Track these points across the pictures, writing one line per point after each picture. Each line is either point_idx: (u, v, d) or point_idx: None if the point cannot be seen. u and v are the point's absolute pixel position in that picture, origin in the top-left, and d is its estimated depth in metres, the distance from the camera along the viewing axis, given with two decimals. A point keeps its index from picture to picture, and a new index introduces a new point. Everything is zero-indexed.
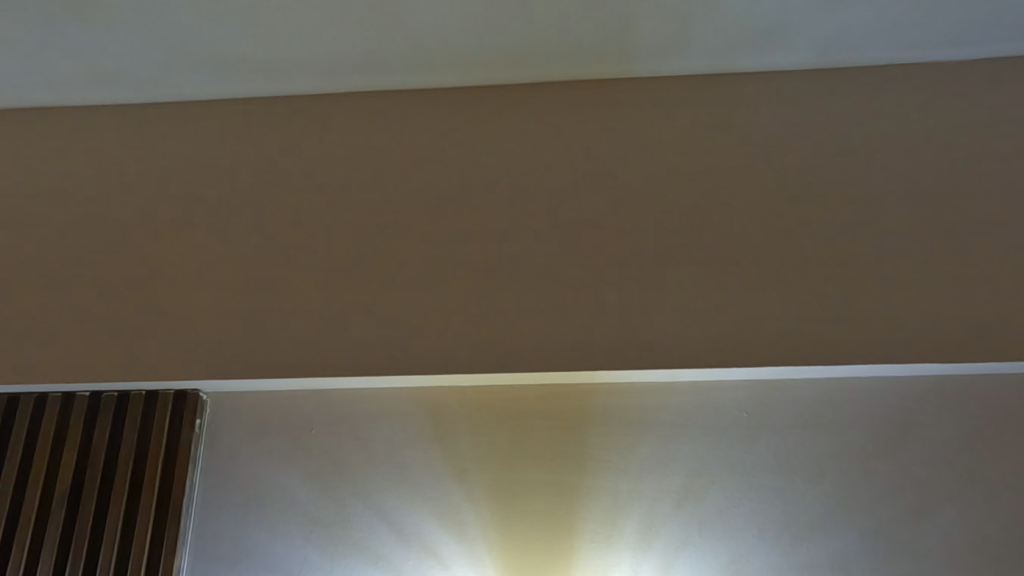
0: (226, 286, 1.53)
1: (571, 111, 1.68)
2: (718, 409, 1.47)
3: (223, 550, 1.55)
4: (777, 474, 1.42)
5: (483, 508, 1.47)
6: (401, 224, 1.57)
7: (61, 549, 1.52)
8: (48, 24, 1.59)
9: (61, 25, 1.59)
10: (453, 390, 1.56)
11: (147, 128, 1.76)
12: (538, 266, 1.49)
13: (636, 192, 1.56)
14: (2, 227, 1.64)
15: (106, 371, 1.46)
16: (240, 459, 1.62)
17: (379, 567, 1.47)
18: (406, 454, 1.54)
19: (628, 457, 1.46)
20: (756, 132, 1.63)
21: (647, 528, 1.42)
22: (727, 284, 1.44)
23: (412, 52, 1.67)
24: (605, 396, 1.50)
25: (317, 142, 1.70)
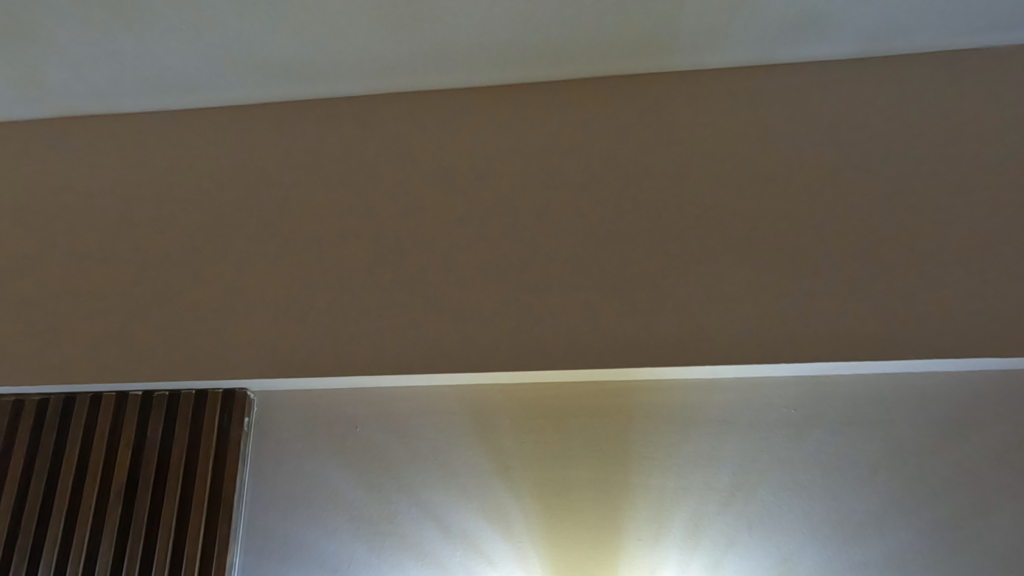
0: (277, 288, 1.63)
1: (600, 107, 1.73)
2: (739, 403, 1.60)
3: (277, 545, 1.62)
4: (794, 463, 1.55)
5: (524, 502, 1.59)
6: (441, 225, 1.64)
7: (121, 541, 1.61)
8: (102, 37, 1.70)
9: (113, 38, 1.70)
10: (496, 389, 1.66)
11: (193, 134, 1.87)
12: (575, 267, 1.54)
13: (668, 191, 1.61)
14: (67, 236, 1.78)
15: (174, 371, 1.58)
16: (291, 457, 1.69)
17: (427, 565, 1.58)
18: (449, 452, 1.64)
19: (657, 449, 1.59)
20: (783, 127, 1.66)
21: (694, 525, 1.54)
22: (760, 283, 1.49)
23: (446, 53, 1.72)
24: (644, 395, 1.61)
25: (354, 143, 1.78)
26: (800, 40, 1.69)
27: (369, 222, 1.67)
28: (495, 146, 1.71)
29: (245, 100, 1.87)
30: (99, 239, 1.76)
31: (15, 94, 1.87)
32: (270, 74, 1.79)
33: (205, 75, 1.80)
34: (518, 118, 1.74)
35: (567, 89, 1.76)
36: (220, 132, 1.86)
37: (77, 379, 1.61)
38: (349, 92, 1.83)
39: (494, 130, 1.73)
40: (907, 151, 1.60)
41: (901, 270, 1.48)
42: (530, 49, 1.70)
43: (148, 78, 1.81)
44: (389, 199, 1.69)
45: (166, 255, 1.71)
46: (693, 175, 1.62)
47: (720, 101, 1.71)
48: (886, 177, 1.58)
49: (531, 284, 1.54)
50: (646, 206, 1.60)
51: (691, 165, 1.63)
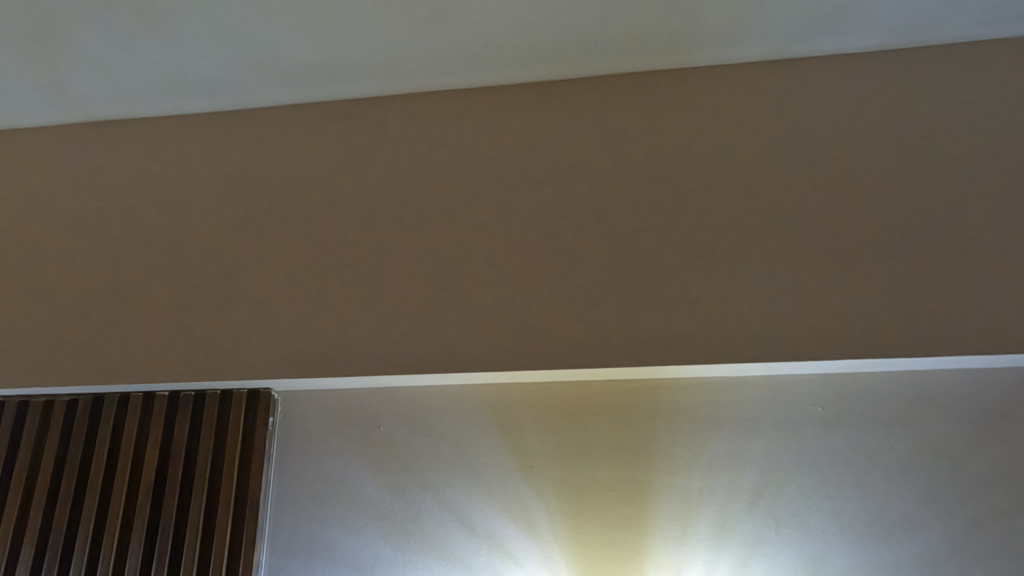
0: (300, 289, 1.64)
1: (620, 104, 1.72)
2: (766, 401, 1.58)
3: (303, 544, 1.64)
4: (822, 462, 1.53)
5: (548, 502, 1.58)
6: (463, 225, 1.64)
7: (151, 539, 1.63)
8: (125, 44, 1.71)
9: (136, 44, 1.72)
10: (519, 388, 1.66)
11: (214, 137, 1.88)
12: (597, 265, 1.54)
13: (691, 188, 1.59)
14: (94, 239, 1.80)
15: (201, 372, 1.60)
16: (316, 456, 1.70)
17: (452, 565, 1.58)
18: (473, 451, 1.64)
19: (682, 448, 1.57)
20: (806, 122, 1.64)
21: (722, 525, 1.52)
22: (786, 279, 1.47)
23: (465, 53, 1.72)
24: (668, 393, 1.61)
25: (374, 144, 1.78)
26: (826, 33, 1.66)
27: (391, 222, 1.67)
28: (515, 146, 1.71)
29: (267, 102, 1.88)
30: (125, 242, 1.79)
31: (42, 101, 1.90)
32: (292, 77, 1.80)
33: (227, 78, 1.81)
34: (537, 117, 1.74)
35: (588, 87, 1.75)
36: (241, 135, 1.87)
37: (106, 381, 1.63)
38: (370, 93, 1.84)
39: (515, 129, 1.73)
40: (937, 143, 1.57)
41: (931, 265, 1.45)
42: (550, 47, 1.70)
43: (171, 82, 1.83)
44: (410, 199, 1.69)
45: (191, 257, 1.73)
46: (716, 172, 1.60)
47: (744, 96, 1.69)
48: (914, 171, 1.55)
49: (554, 283, 1.53)
50: (670, 203, 1.58)
51: (715, 162, 1.62)
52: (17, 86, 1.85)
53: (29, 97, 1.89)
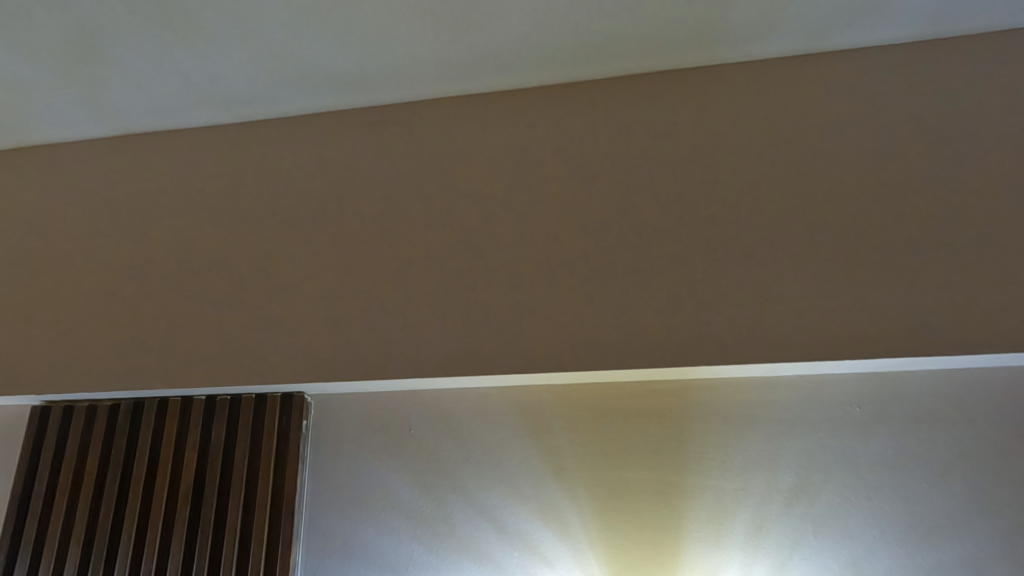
0: (330, 294, 1.66)
1: (645, 104, 1.71)
2: (800, 401, 1.55)
3: (337, 544, 1.66)
4: (860, 463, 1.50)
5: (579, 503, 1.58)
6: (490, 228, 1.64)
7: (191, 539, 1.67)
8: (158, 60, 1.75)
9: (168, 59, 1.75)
10: (549, 390, 1.66)
11: (242, 146, 1.91)
12: (625, 266, 1.53)
13: (718, 187, 1.58)
14: (130, 248, 1.85)
15: (236, 377, 1.64)
16: (348, 458, 1.73)
17: (485, 566, 1.58)
18: (503, 452, 1.65)
19: (714, 449, 1.56)
20: (837, 117, 1.61)
21: (757, 527, 1.50)
22: (818, 278, 1.45)
23: (489, 58, 1.72)
24: (699, 394, 1.59)
25: (400, 149, 1.80)
26: (857, 26, 1.63)
27: (418, 226, 1.69)
28: (541, 148, 1.71)
29: (294, 112, 1.90)
30: (160, 251, 1.83)
31: (77, 117, 1.94)
32: (319, 87, 1.82)
33: (254, 91, 1.83)
34: (561, 119, 1.74)
35: (613, 87, 1.75)
36: (269, 143, 1.90)
37: (147, 387, 1.68)
38: (396, 100, 1.85)
39: (540, 131, 1.73)
40: (976, 135, 1.53)
41: (971, 261, 1.41)
42: (573, 50, 1.69)
43: (200, 96, 1.85)
44: (436, 203, 1.70)
45: (225, 265, 1.77)
46: (744, 170, 1.58)
47: (772, 93, 1.66)
48: (952, 164, 1.51)
49: (583, 285, 1.53)
50: (698, 203, 1.57)
51: (744, 160, 1.60)
52: (52, 103, 1.89)
53: (63, 113, 1.93)
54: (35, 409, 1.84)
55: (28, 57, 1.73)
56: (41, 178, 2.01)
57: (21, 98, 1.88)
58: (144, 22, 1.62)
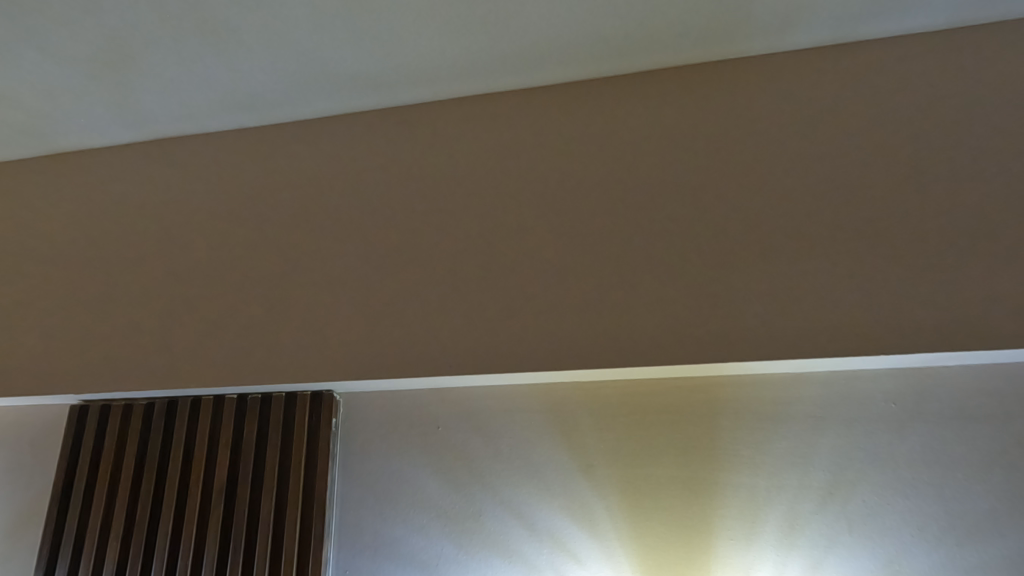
0: (357, 293, 1.67)
1: (671, 99, 1.69)
2: (832, 398, 1.53)
3: (368, 541, 1.68)
4: (897, 461, 1.47)
5: (609, 500, 1.57)
6: (516, 226, 1.64)
7: (225, 535, 1.70)
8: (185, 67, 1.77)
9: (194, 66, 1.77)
10: (576, 387, 1.66)
11: (269, 149, 1.93)
12: (652, 263, 1.52)
13: (747, 181, 1.56)
14: (163, 251, 1.89)
15: (267, 377, 1.65)
16: (377, 455, 1.75)
17: (515, 563, 1.59)
18: (531, 449, 1.65)
19: (745, 446, 1.54)
20: (868, 108, 1.58)
21: (791, 525, 1.48)
22: (851, 272, 1.42)
23: (512, 57, 1.71)
24: (729, 390, 1.58)
25: (424, 149, 1.80)
26: (889, 14, 1.59)
27: (443, 224, 1.69)
28: (566, 145, 1.70)
29: (318, 113, 1.92)
30: (190, 253, 1.86)
31: (108, 123, 1.98)
32: (344, 88, 1.83)
33: (280, 94, 1.85)
34: (585, 115, 1.73)
35: (639, 83, 1.73)
36: (295, 145, 1.92)
37: (180, 386, 1.71)
38: (420, 100, 1.86)
39: (565, 128, 1.73)
40: (1014, 123, 1.49)
41: (1012, 252, 1.37)
42: (597, 46, 1.68)
43: (229, 100, 1.88)
44: (461, 202, 1.71)
45: (253, 266, 1.79)
46: (772, 164, 1.56)
47: (802, 84, 1.64)
48: (990, 153, 1.47)
49: (611, 281, 1.52)
50: (727, 197, 1.55)
51: (773, 153, 1.58)
52: (85, 111, 1.93)
53: (96, 120, 1.97)
54: (74, 409, 1.90)
55: (61, 67, 1.76)
56: (76, 184, 2.06)
57: (54, 107, 1.92)
58: (174, 29, 1.63)
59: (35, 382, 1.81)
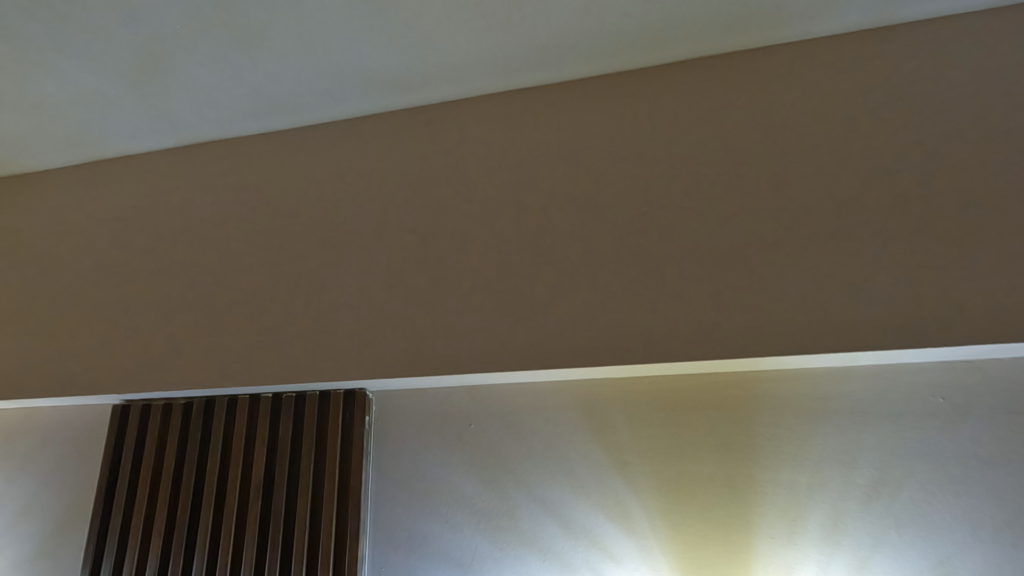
0: (388, 291, 1.68)
1: (701, 90, 1.67)
2: (876, 392, 1.48)
3: (403, 537, 1.69)
4: (946, 457, 1.42)
5: (644, 498, 1.55)
6: (547, 222, 1.63)
7: (263, 532, 1.72)
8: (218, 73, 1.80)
9: (226, 73, 1.79)
10: (609, 383, 1.64)
11: (299, 150, 1.96)
12: (685, 256, 1.50)
13: (781, 171, 1.52)
14: (199, 253, 1.93)
15: (301, 375, 1.67)
16: (410, 452, 1.75)
17: (549, 561, 1.57)
18: (565, 446, 1.64)
19: (785, 443, 1.51)
20: (909, 93, 1.52)
21: (835, 523, 1.44)
22: (893, 261, 1.38)
23: (539, 52, 1.70)
24: (767, 385, 1.54)
25: (452, 146, 1.81)
26: None
27: (472, 221, 1.69)
28: (597, 140, 1.69)
29: (347, 114, 1.94)
30: (225, 254, 1.90)
31: (144, 129, 2.03)
32: (374, 89, 1.84)
33: (309, 96, 1.87)
34: (614, 109, 1.71)
35: (669, 74, 1.71)
36: (324, 146, 1.94)
37: (218, 385, 1.74)
38: (447, 98, 1.86)
39: (595, 123, 1.71)
40: None
41: None
42: (625, 39, 1.66)
43: (260, 104, 1.91)
44: (489, 199, 1.70)
45: (285, 266, 1.82)
46: (808, 153, 1.53)
47: (840, 70, 1.59)
48: None
49: (645, 276, 1.50)
50: (763, 188, 1.52)
51: (810, 142, 1.53)
52: (123, 118, 1.98)
53: (133, 126, 2.02)
54: (116, 408, 1.95)
55: (99, 75, 1.80)
56: (114, 189, 2.12)
57: (93, 115, 1.97)
58: (208, 35, 1.66)
59: (80, 383, 1.87)
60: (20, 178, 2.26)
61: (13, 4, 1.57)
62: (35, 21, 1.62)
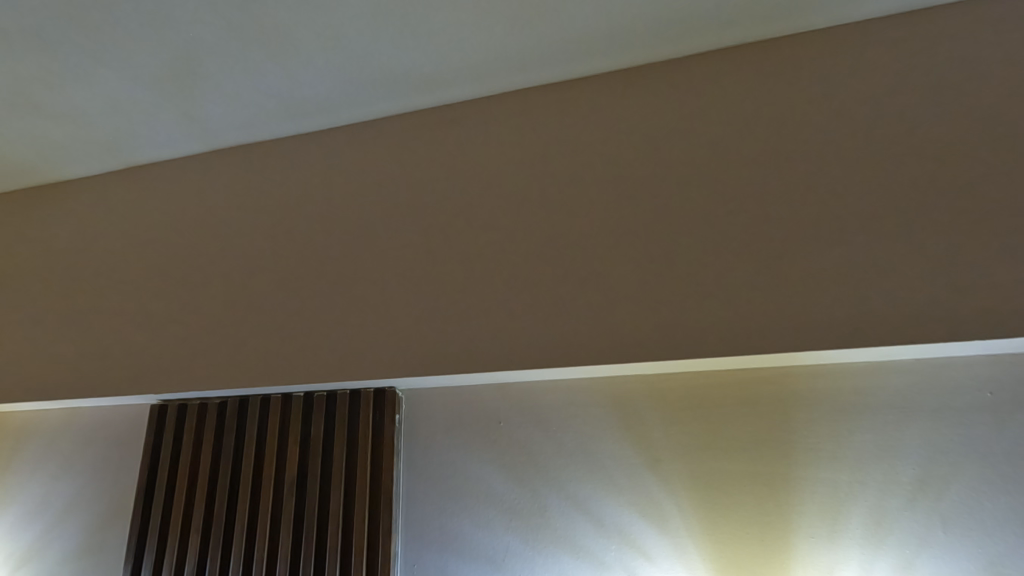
0: (416, 289, 1.69)
1: (729, 80, 1.64)
2: (919, 387, 1.43)
3: (434, 535, 1.69)
4: (995, 454, 1.36)
5: (678, 496, 1.53)
6: (576, 218, 1.62)
7: (297, 529, 1.74)
8: (247, 79, 1.83)
9: (256, 77, 1.82)
10: (640, 379, 1.62)
11: (326, 152, 1.98)
12: (716, 250, 1.47)
13: (815, 161, 1.48)
14: (231, 255, 1.96)
15: (332, 374, 1.69)
16: (440, 450, 1.76)
17: (582, 559, 1.56)
18: (595, 444, 1.62)
19: (823, 439, 1.47)
20: (948, 76, 1.47)
21: (877, 522, 1.40)
22: (935, 252, 1.33)
23: (564, 47, 1.69)
24: (803, 381, 1.51)
25: (477, 144, 1.80)
26: None
27: (499, 218, 1.69)
28: (625, 133, 1.67)
29: (373, 115, 1.96)
30: (256, 256, 1.93)
31: (177, 135, 2.07)
32: (400, 88, 1.85)
33: (336, 98, 1.89)
34: (640, 102, 1.69)
35: (698, 65, 1.68)
36: (350, 147, 1.96)
37: (251, 385, 1.77)
38: (471, 96, 1.86)
39: (623, 117, 1.69)
40: None
41: None
42: (651, 31, 1.64)
43: (288, 106, 1.94)
44: (515, 196, 1.70)
45: (315, 267, 1.84)
46: (842, 141, 1.48)
47: (875, 56, 1.54)
48: None
49: (677, 270, 1.48)
50: (796, 179, 1.48)
51: (847, 130, 1.49)
52: (157, 124, 2.03)
53: (167, 132, 2.06)
54: (154, 408, 1.99)
55: (135, 83, 1.85)
56: (149, 194, 2.17)
57: (128, 122, 2.02)
58: (237, 40, 1.68)
59: (119, 383, 1.92)
60: (59, 185, 2.33)
61: (54, 16, 1.61)
62: (73, 32, 1.66)
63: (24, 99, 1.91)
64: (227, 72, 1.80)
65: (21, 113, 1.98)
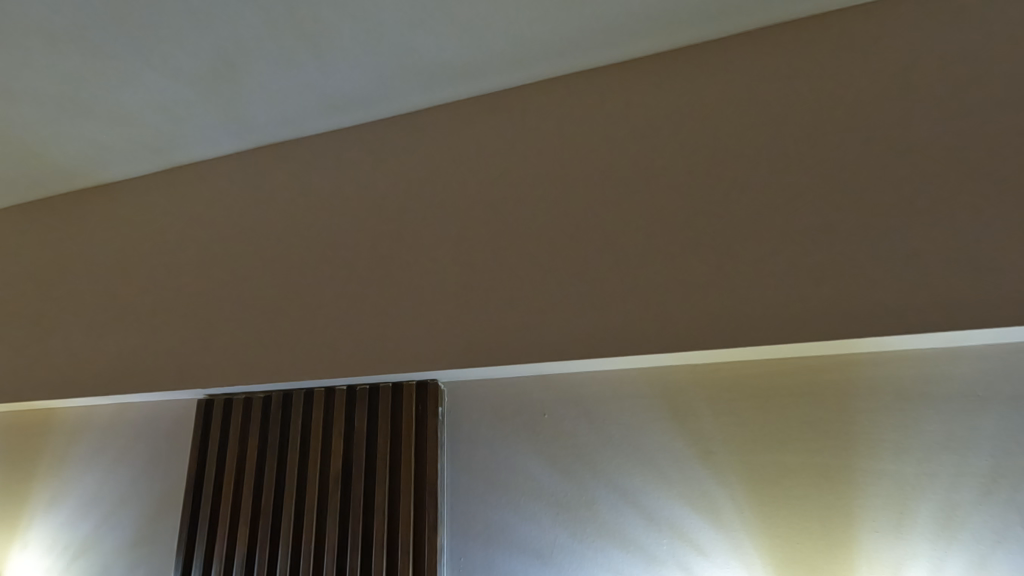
0: (456, 281, 1.68)
1: (774, 59, 1.58)
2: (990, 375, 1.36)
3: (479, 528, 1.67)
4: None
5: (732, 489, 1.48)
6: (621, 205, 1.58)
7: (344, 521, 1.74)
8: (286, 75, 1.84)
9: (295, 73, 1.83)
10: (687, 369, 1.58)
11: (363, 146, 1.99)
12: (766, 234, 1.42)
13: (869, 139, 1.42)
14: (272, 250, 1.98)
15: (375, 367, 1.69)
16: (483, 442, 1.74)
17: (632, 554, 1.52)
18: (643, 435, 1.58)
19: (887, 429, 1.40)
20: (1011, 46, 1.39)
21: (949, 517, 1.32)
22: (1005, 230, 1.26)
23: (602, 31, 1.66)
24: (863, 369, 1.44)
25: (514, 133, 1.79)
26: None
27: (538, 208, 1.67)
28: (666, 117, 1.63)
29: (409, 107, 1.95)
30: (297, 251, 1.95)
31: (218, 134, 2.11)
32: (438, 79, 1.84)
33: (373, 91, 1.90)
34: (681, 85, 1.65)
35: (741, 45, 1.63)
36: (387, 141, 1.96)
37: (296, 378, 1.79)
38: (507, 85, 1.85)
39: (668, 100, 1.65)
40: None
41: None
42: (692, 11, 1.59)
43: (326, 101, 1.95)
44: (554, 185, 1.68)
45: (355, 261, 1.84)
46: (897, 117, 1.42)
47: (930, 27, 1.47)
48: None
49: (729, 255, 1.43)
50: (849, 158, 1.42)
51: (909, 106, 1.42)
52: (199, 124, 2.06)
53: (209, 132, 2.10)
54: (201, 403, 2.02)
55: (179, 84, 1.88)
56: (192, 193, 2.21)
57: (172, 123, 2.06)
58: (278, 37, 1.70)
59: (167, 379, 1.96)
60: (106, 187, 2.39)
61: (103, 19, 1.65)
62: (121, 35, 1.70)
63: (74, 102, 1.96)
64: (267, 70, 1.82)
65: (70, 117, 2.03)
